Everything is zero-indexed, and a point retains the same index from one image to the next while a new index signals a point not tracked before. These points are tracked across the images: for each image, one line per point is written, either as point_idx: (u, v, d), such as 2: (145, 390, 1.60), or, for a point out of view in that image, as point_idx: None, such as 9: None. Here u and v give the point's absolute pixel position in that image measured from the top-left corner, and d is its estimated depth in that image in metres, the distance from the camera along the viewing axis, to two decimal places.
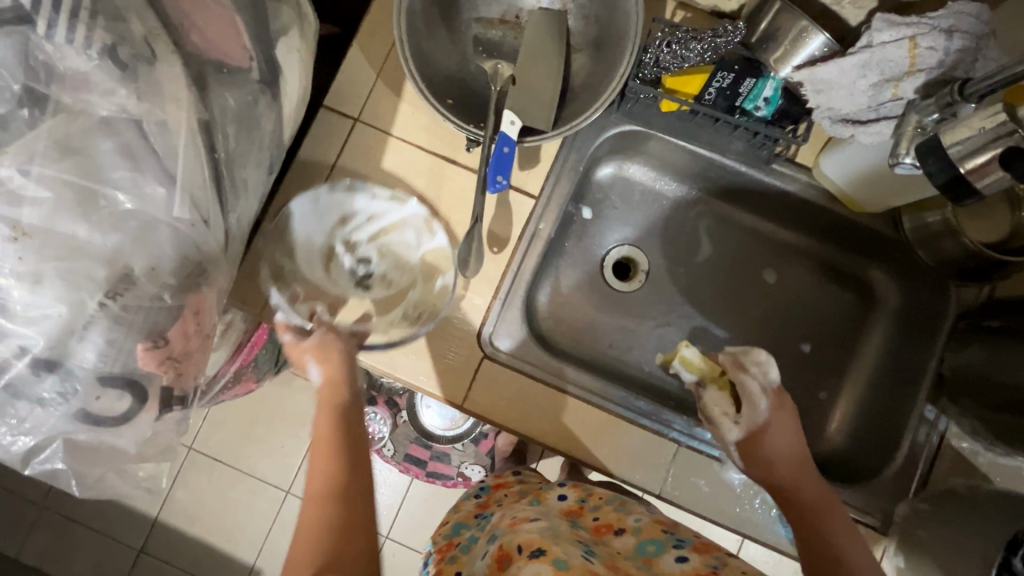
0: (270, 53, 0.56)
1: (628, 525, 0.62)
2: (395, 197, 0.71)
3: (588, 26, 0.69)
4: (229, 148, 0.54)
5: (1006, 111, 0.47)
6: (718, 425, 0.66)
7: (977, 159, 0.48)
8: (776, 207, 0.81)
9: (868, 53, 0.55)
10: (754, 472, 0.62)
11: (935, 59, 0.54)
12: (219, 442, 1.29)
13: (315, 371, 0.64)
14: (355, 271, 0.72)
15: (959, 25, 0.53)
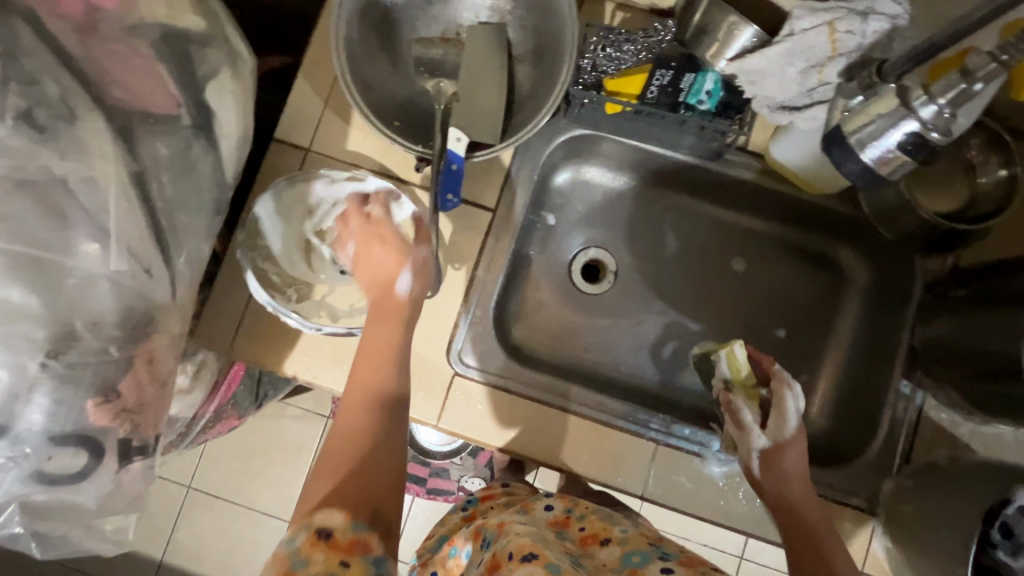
0: (200, 97, 0.56)
1: (615, 536, 0.62)
2: (354, 176, 0.69)
3: (527, 31, 0.69)
4: (166, 196, 0.54)
5: (898, 100, 0.50)
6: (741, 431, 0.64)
7: (877, 146, 0.52)
8: (734, 195, 0.81)
9: (790, 42, 0.55)
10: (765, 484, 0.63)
11: (854, 43, 0.55)
12: (217, 478, 1.29)
13: (405, 283, 0.65)
14: (337, 256, 0.72)
15: (875, 6, 0.55)
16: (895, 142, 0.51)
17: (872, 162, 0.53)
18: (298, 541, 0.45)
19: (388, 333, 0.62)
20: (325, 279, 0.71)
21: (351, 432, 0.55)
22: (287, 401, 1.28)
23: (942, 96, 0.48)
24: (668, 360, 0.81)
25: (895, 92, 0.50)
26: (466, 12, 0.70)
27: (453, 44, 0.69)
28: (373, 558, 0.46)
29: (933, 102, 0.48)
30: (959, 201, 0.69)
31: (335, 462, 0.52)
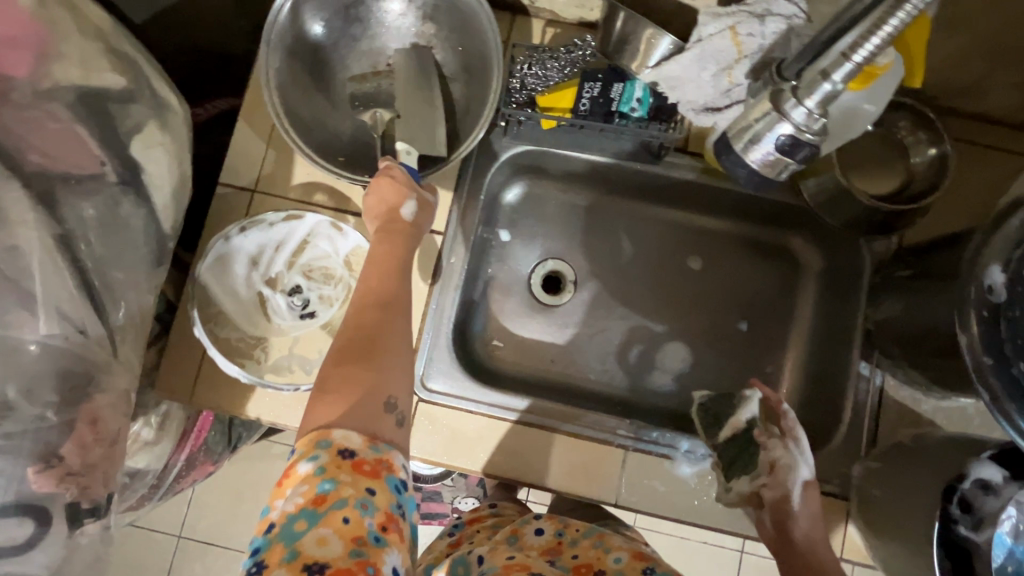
0: (125, 154, 0.56)
1: (608, 565, 0.60)
2: (291, 215, 0.70)
3: (457, 53, 0.70)
4: (97, 255, 0.54)
5: (770, 101, 0.49)
6: (772, 476, 0.64)
7: (755, 149, 0.51)
8: (682, 196, 0.82)
9: (699, 47, 0.58)
10: (768, 522, 0.63)
11: (755, 44, 0.58)
12: (208, 525, 1.27)
13: (410, 209, 0.61)
14: (293, 301, 0.71)
15: (771, 8, 0.57)
16: (773, 144, 0.50)
17: (758, 165, 0.53)
18: (320, 460, 0.44)
19: (392, 252, 0.60)
20: (289, 327, 0.70)
21: (358, 338, 0.51)
22: (273, 439, 1.27)
23: (808, 99, 0.47)
24: (634, 364, 0.81)
25: (768, 96, 0.50)
26: (395, 42, 0.71)
27: (385, 74, 0.70)
28: (395, 481, 0.46)
29: (802, 105, 0.47)
30: (893, 180, 0.71)
31: (344, 369, 0.49)
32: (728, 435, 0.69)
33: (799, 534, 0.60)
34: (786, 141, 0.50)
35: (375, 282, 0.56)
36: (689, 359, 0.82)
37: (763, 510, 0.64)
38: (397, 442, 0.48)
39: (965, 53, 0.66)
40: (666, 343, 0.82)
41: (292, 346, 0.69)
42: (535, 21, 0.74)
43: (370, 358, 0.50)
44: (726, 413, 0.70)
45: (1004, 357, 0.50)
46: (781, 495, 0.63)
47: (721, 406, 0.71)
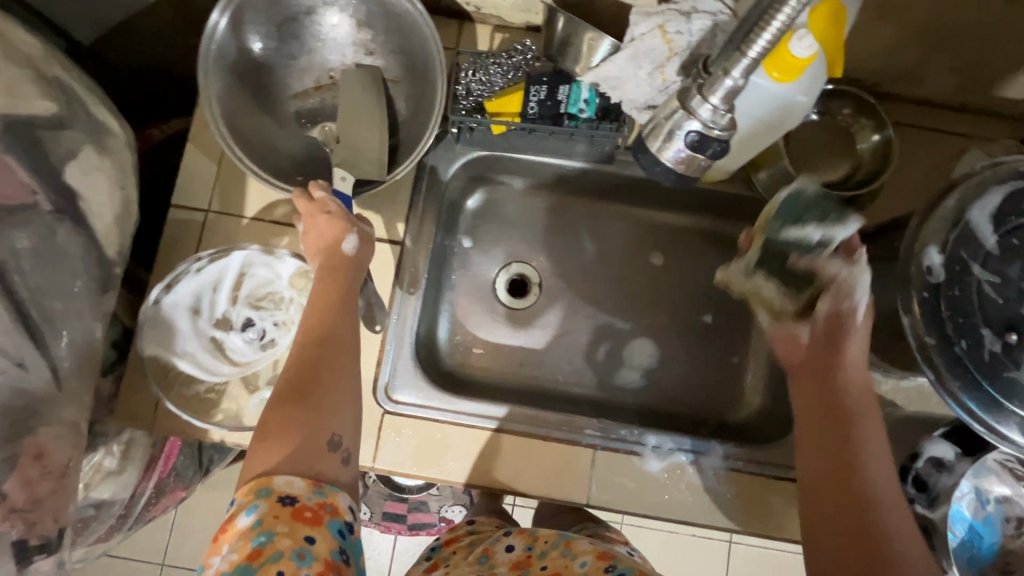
0: (61, 182, 0.55)
1: (574, 570, 0.58)
2: (217, 253, 0.69)
3: (397, 58, 0.70)
4: (33, 286, 0.53)
5: (677, 99, 0.51)
6: (831, 290, 0.62)
7: (669, 144, 0.53)
8: (639, 194, 0.83)
9: (632, 46, 0.59)
10: (805, 339, 0.62)
11: (685, 41, 0.59)
12: (191, 551, 1.25)
13: (350, 239, 0.63)
14: (249, 335, 0.71)
15: (697, 6, 0.58)
16: (684, 140, 0.51)
17: (673, 162, 0.55)
18: (259, 510, 0.45)
19: (329, 287, 0.61)
20: (251, 360, 0.70)
21: (300, 382, 0.54)
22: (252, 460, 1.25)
23: (713, 96, 0.47)
24: (603, 362, 0.82)
25: (676, 96, 0.51)
26: (333, 55, 0.71)
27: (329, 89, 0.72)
28: (338, 525, 0.47)
29: (707, 102, 0.48)
30: (842, 168, 0.72)
31: (285, 414, 0.51)
32: (790, 235, 0.67)
33: (839, 358, 0.59)
34: (696, 137, 0.51)
35: (314, 321, 0.59)
36: (656, 354, 0.82)
37: (802, 328, 0.63)
38: (341, 483, 0.50)
39: (901, 41, 0.67)
40: (632, 339, 0.83)
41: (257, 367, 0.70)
42: (482, 28, 0.74)
43: (312, 403, 0.52)
44: (804, 218, 0.67)
45: (944, 335, 0.52)
46: (831, 312, 0.61)
47: (807, 210, 0.67)
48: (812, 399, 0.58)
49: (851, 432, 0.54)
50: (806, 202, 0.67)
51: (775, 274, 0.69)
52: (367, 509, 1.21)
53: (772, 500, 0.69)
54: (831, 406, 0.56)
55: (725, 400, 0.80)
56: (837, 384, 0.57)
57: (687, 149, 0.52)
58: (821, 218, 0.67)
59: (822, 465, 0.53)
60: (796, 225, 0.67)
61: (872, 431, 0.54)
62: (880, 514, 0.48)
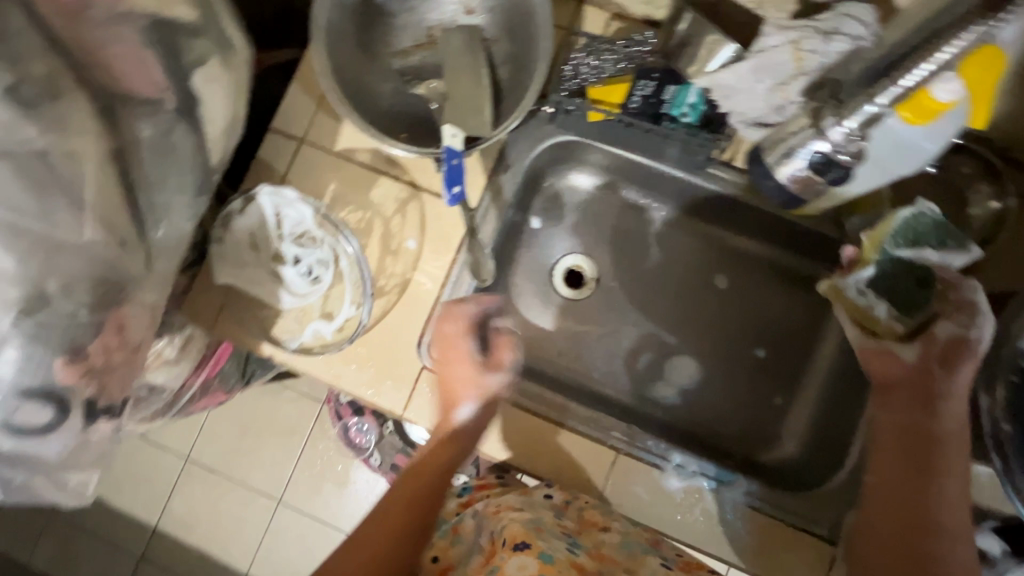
0: (187, 84, 0.59)
1: (612, 526, 0.63)
2: (246, 197, 0.72)
3: (497, 17, 0.73)
4: (145, 173, 0.57)
5: (807, 118, 0.54)
6: (955, 314, 0.60)
7: (789, 160, 0.55)
8: (719, 211, 0.80)
9: (758, 58, 0.58)
10: (908, 358, 0.62)
11: (817, 62, 0.57)
12: (213, 452, 1.33)
13: (468, 411, 0.66)
14: (300, 270, 0.73)
15: (840, 27, 0.56)
16: (805, 161, 0.55)
17: (788, 179, 0.57)
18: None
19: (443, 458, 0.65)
20: (308, 294, 0.73)
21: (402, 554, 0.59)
22: (284, 383, 1.33)
23: (850, 119, 0.49)
24: (642, 371, 0.81)
25: (807, 115, 0.54)
26: (434, 13, 0.74)
27: (429, 48, 0.74)
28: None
29: (841, 125, 0.50)
30: None
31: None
32: (903, 256, 0.63)
33: (945, 383, 0.59)
34: (818, 161, 0.54)
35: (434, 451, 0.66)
36: (697, 376, 0.81)
37: (906, 348, 0.62)
38: None
39: None
40: (677, 355, 0.81)
41: (312, 298, 0.73)
42: (600, 13, 0.73)
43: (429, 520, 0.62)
44: (922, 240, 0.63)
45: None
46: (951, 337, 0.60)
47: (924, 232, 0.63)
48: (901, 420, 0.60)
49: (932, 450, 0.57)
50: (926, 225, 0.63)
51: (886, 292, 0.65)
52: (378, 457, 1.26)
53: (788, 548, 0.67)
54: (918, 430, 0.59)
55: (760, 438, 0.78)
56: (934, 409, 0.58)
57: (809, 171, 0.55)
58: (941, 244, 0.63)
59: (897, 486, 0.57)
60: (910, 245, 0.63)
61: (960, 461, 0.56)
62: (946, 545, 0.53)
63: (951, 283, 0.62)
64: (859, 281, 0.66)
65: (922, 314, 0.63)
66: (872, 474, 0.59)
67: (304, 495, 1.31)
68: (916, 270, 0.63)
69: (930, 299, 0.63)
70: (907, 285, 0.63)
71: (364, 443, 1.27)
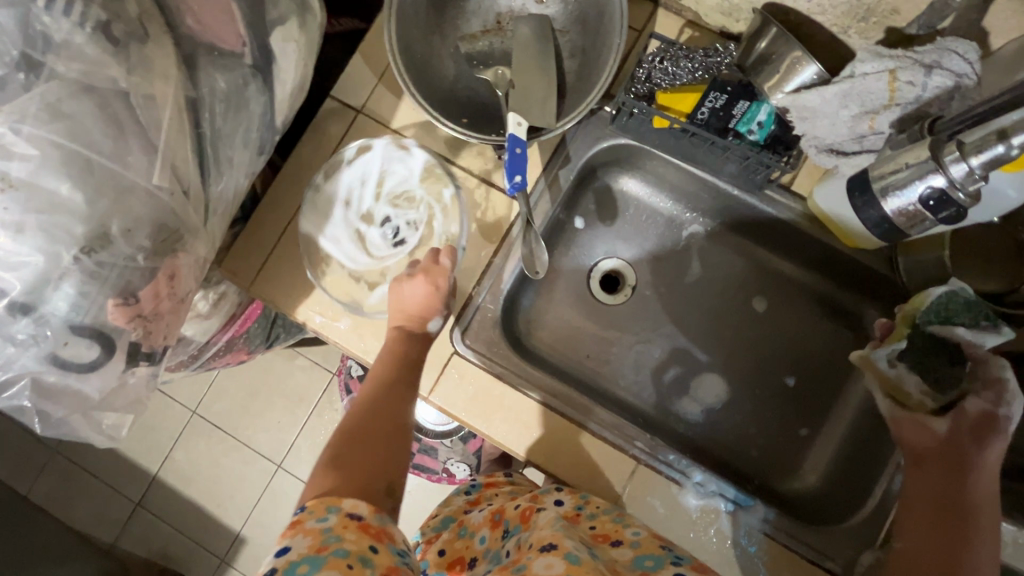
0: (264, 41, 0.59)
1: (626, 538, 0.57)
2: (362, 146, 0.74)
3: (570, 8, 0.71)
4: (215, 126, 0.57)
5: (928, 149, 0.52)
6: (984, 391, 0.58)
7: (898, 192, 0.55)
8: (768, 233, 0.78)
9: (848, 84, 0.57)
10: (938, 430, 0.58)
11: (913, 94, 0.56)
12: (221, 409, 1.34)
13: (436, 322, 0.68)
14: (385, 231, 0.74)
15: (942, 61, 0.54)
16: (918, 194, 0.53)
17: (892, 211, 0.56)
18: (330, 522, 0.47)
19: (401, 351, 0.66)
20: (386, 256, 0.74)
21: (391, 414, 0.61)
22: (299, 350, 1.34)
23: (974, 157, 0.49)
24: (669, 385, 0.80)
25: (927, 143, 0.52)
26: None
27: (497, 34, 0.74)
28: (396, 549, 0.48)
29: (965, 163, 0.50)
30: (1009, 281, 0.65)
31: (358, 452, 0.55)
32: (934, 332, 0.62)
33: (978, 456, 0.55)
34: (936, 194, 0.52)
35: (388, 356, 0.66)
36: (723, 397, 0.80)
37: (937, 420, 0.58)
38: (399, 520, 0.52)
39: None
40: (705, 373, 0.81)
41: (393, 258, 0.74)
42: (675, 18, 0.72)
43: (401, 390, 0.63)
44: (955, 319, 0.61)
45: None
46: (981, 413, 0.57)
47: (959, 311, 0.61)
48: (930, 487, 0.55)
49: (960, 520, 0.52)
50: (959, 305, 0.61)
51: (918, 367, 0.62)
52: None
53: None
54: (947, 501, 0.53)
55: (778, 466, 0.77)
56: (965, 479, 0.54)
57: (918, 204, 0.54)
58: (974, 323, 0.61)
59: (921, 548, 0.52)
60: (943, 323, 0.62)
61: (992, 539, 0.51)
62: None
63: (979, 360, 0.60)
64: (890, 353, 0.64)
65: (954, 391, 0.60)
66: (899, 540, 0.54)
67: (306, 462, 1.32)
68: (948, 347, 0.61)
69: (960, 376, 0.60)
70: (938, 360, 0.61)
71: None
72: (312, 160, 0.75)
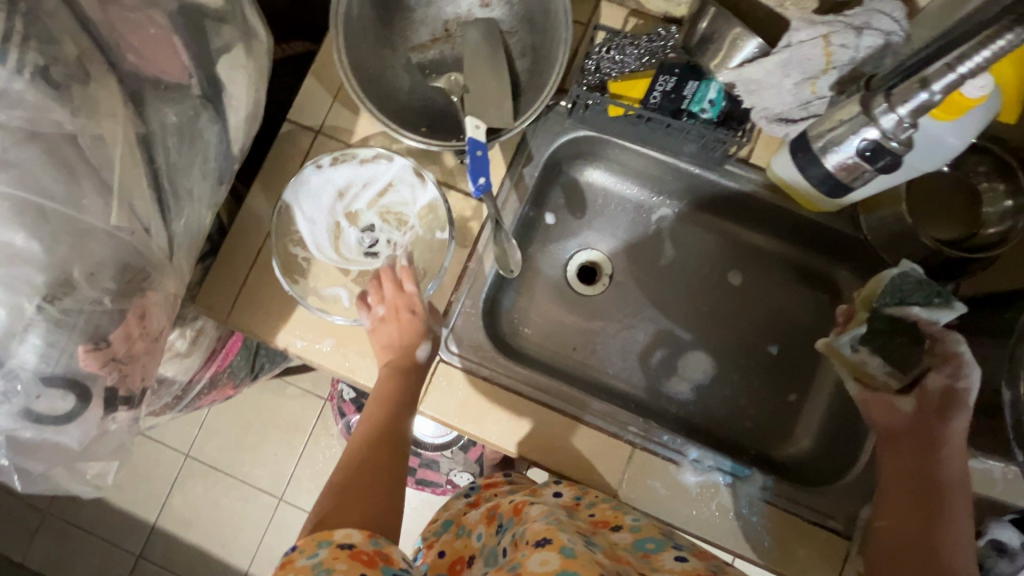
0: (209, 72, 0.59)
1: (625, 523, 0.58)
2: (380, 155, 0.72)
3: (515, 8, 0.72)
4: (170, 160, 0.57)
5: (858, 104, 0.54)
6: (942, 366, 0.58)
7: (837, 148, 0.57)
8: (734, 207, 0.80)
9: (787, 53, 0.58)
10: (904, 408, 0.60)
11: (847, 57, 0.58)
12: (215, 449, 1.32)
13: (424, 348, 0.67)
14: (363, 237, 0.74)
15: (869, 22, 0.57)
16: (855, 147, 0.55)
17: (835, 167, 0.58)
18: (320, 556, 0.47)
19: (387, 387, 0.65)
20: (352, 259, 0.73)
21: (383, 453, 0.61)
22: (288, 380, 1.32)
23: (901, 106, 0.51)
24: (656, 367, 0.81)
25: (857, 99, 0.54)
26: (449, 7, 0.74)
27: (446, 41, 0.74)
28: (392, 570, 0.47)
29: (893, 112, 0.51)
30: (961, 227, 0.68)
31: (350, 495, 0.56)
32: (893, 315, 0.62)
33: (944, 432, 0.57)
34: (870, 146, 0.54)
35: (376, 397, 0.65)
36: (711, 372, 0.81)
37: (901, 399, 0.60)
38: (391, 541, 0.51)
39: None
40: (690, 351, 0.82)
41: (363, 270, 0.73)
42: (619, 9, 0.73)
43: (390, 428, 0.63)
44: (909, 299, 0.61)
45: None
46: (943, 388, 0.58)
47: (911, 289, 0.61)
48: (908, 469, 0.57)
49: (934, 496, 0.55)
50: (911, 284, 0.61)
51: (880, 350, 0.63)
52: None
53: (806, 545, 0.67)
54: (924, 478, 0.56)
55: (772, 433, 0.78)
56: (938, 457, 0.56)
57: (856, 157, 0.56)
58: (927, 300, 0.61)
59: (905, 532, 0.54)
60: (898, 305, 0.62)
61: (963, 510, 0.54)
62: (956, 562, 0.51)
63: (935, 336, 0.60)
64: (852, 339, 0.65)
65: (916, 370, 0.61)
66: (881, 519, 0.57)
67: (307, 491, 1.30)
68: (905, 327, 0.62)
69: (920, 354, 0.61)
70: (901, 341, 0.62)
71: None
72: (275, 186, 0.75)
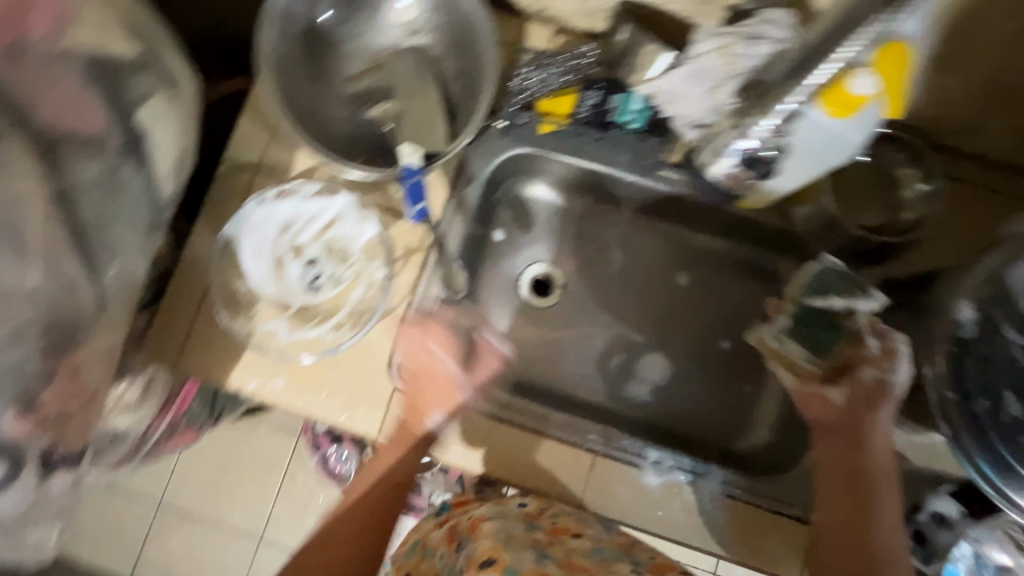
0: (131, 119, 0.59)
1: (586, 531, 0.59)
2: (324, 190, 0.74)
3: (442, 34, 0.73)
4: (92, 212, 0.56)
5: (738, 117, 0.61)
6: (874, 358, 0.61)
7: (724, 158, 0.63)
8: (675, 210, 0.82)
9: (690, 64, 0.66)
10: (836, 400, 0.63)
11: (747, 63, 0.64)
12: (188, 495, 1.28)
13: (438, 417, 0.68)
14: (305, 272, 0.74)
15: (762, 31, 0.63)
16: (735, 158, 0.63)
17: (726, 176, 0.66)
18: None
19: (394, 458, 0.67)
20: (295, 293, 0.73)
21: None
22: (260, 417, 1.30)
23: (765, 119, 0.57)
24: (615, 372, 0.82)
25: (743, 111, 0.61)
26: (379, 38, 0.75)
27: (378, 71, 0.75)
28: None
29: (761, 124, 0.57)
30: (884, 213, 0.71)
31: None
32: (816, 306, 0.66)
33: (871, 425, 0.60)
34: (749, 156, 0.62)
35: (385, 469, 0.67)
36: (669, 372, 0.83)
37: (834, 390, 0.63)
38: None
39: (971, 91, 0.66)
40: (648, 354, 0.83)
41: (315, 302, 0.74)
42: (545, 28, 0.75)
43: None
44: (830, 291, 0.65)
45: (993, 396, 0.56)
46: (875, 381, 0.61)
47: (832, 282, 0.65)
48: (839, 462, 0.60)
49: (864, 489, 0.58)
50: (832, 278, 0.65)
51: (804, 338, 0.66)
52: None
53: (769, 535, 0.68)
54: (856, 472, 0.59)
55: (732, 428, 0.80)
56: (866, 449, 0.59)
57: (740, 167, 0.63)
58: (847, 291, 0.65)
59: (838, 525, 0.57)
60: (821, 297, 0.65)
61: (889, 497, 0.58)
62: (885, 556, 0.54)
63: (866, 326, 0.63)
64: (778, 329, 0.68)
65: (838, 357, 0.64)
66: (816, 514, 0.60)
67: (287, 529, 1.28)
68: (828, 318, 0.65)
69: (839, 342, 0.64)
70: (822, 330, 0.65)
71: (345, 471, 1.26)
72: (216, 227, 0.74)
